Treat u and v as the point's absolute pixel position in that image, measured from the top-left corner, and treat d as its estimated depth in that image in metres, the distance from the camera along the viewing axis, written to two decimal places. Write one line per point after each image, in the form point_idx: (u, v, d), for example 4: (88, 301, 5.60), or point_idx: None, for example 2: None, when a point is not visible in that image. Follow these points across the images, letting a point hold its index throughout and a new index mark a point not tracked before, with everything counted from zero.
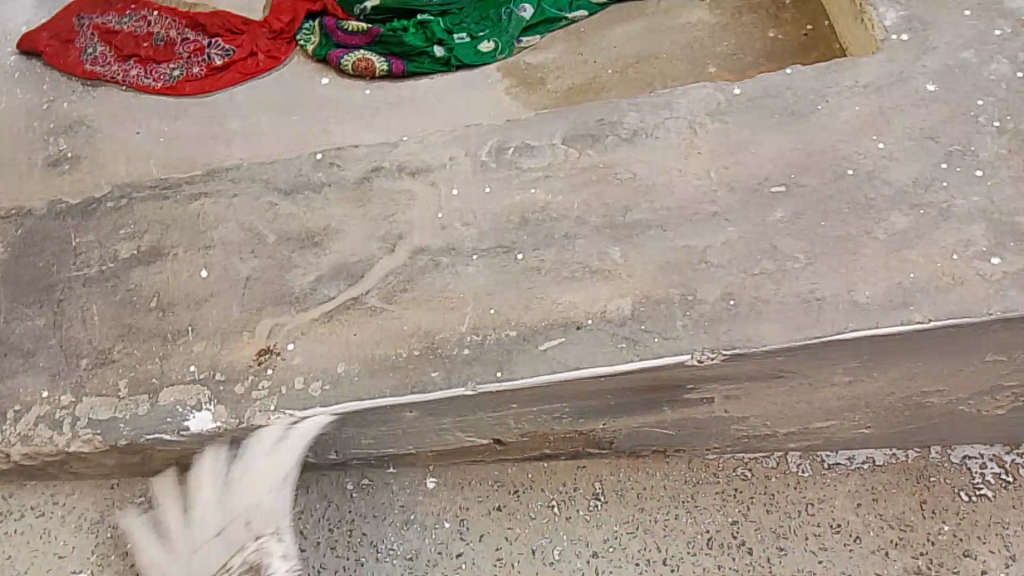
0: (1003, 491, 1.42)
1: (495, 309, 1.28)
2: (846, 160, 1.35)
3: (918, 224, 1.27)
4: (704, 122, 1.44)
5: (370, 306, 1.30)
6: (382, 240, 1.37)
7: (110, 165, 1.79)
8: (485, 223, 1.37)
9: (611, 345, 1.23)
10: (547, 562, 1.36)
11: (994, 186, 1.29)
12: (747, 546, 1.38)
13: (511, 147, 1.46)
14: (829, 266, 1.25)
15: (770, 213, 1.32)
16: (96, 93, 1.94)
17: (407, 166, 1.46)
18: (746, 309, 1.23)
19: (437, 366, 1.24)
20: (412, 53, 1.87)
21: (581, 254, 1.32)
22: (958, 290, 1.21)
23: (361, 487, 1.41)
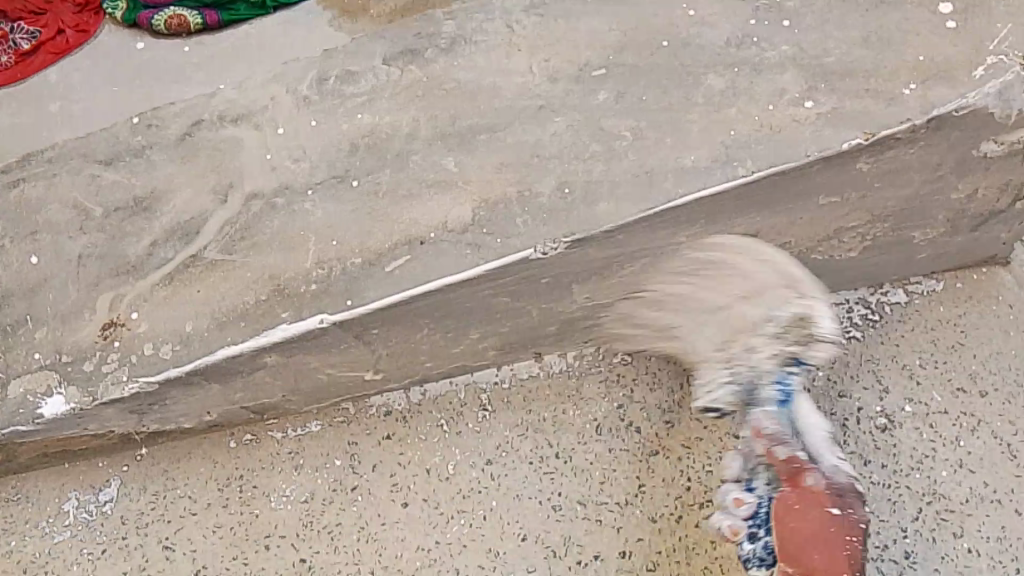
0: (871, 330, 1.52)
1: (338, 241, 1.26)
2: (661, 32, 1.36)
3: (734, 81, 1.29)
4: (520, 17, 1.43)
5: (210, 261, 1.28)
6: (214, 192, 1.34)
7: None
8: (316, 157, 1.34)
9: (455, 253, 1.23)
10: (443, 477, 1.40)
11: (801, 32, 1.32)
12: (636, 426, 1.44)
13: (332, 76, 1.42)
14: (655, 138, 1.27)
15: (594, 95, 1.32)
16: None
17: (228, 113, 1.41)
18: (581, 195, 1.25)
19: (287, 307, 1.23)
20: (227, 1, 1.81)
21: (415, 170, 1.30)
22: (776, 138, 1.24)
23: (244, 443, 1.41)
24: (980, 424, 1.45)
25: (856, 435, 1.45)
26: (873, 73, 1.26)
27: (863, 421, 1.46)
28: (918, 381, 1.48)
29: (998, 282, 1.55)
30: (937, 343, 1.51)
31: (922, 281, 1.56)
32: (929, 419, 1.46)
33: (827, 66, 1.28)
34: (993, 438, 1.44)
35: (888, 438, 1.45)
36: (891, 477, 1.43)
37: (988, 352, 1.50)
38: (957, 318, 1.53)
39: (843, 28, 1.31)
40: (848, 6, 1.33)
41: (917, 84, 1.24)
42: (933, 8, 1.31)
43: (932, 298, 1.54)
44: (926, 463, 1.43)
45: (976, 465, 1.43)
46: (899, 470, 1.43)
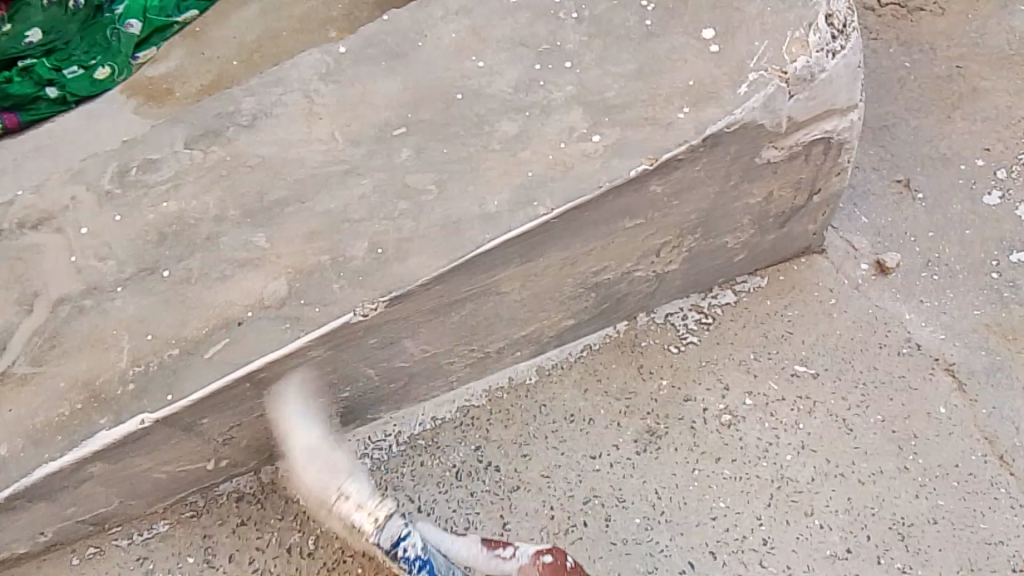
0: (706, 333, 1.60)
1: (152, 335, 1.23)
2: (453, 86, 1.41)
3: (525, 125, 1.35)
4: (317, 87, 1.45)
5: (19, 375, 1.23)
6: (18, 302, 1.29)
7: None
8: (123, 252, 1.31)
9: (274, 328, 1.23)
10: (304, 555, 1.36)
11: (581, 71, 1.40)
12: (494, 466, 1.47)
13: (132, 167, 1.40)
14: (458, 187, 1.31)
15: (395, 154, 1.35)
16: None
17: (27, 220, 1.38)
18: (393, 252, 1.27)
19: (104, 411, 1.19)
20: (26, 102, 1.79)
21: (226, 251, 1.30)
22: (569, 174, 1.30)
23: (87, 557, 1.36)
24: (816, 405, 1.52)
25: (704, 435, 1.50)
26: (649, 101, 1.35)
27: (709, 421, 1.51)
28: (755, 375, 1.55)
29: (818, 269, 1.67)
30: (768, 335, 1.60)
31: (746, 279, 1.65)
32: (770, 408, 1.52)
33: (609, 100, 1.36)
34: (830, 416, 1.51)
35: (735, 433, 1.50)
36: (742, 470, 1.47)
37: (814, 337, 1.59)
38: (784, 308, 1.62)
39: (619, 63, 1.39)
40: (622, 42, 1.42)
41: (690, 107, 1.33)
42: (697, 34, 1.41)
43: (758, 293, 1.64)
44: (772, 450, 1.49)
45: (817, 444, 1.49)
46: (748, 462, 1.47)
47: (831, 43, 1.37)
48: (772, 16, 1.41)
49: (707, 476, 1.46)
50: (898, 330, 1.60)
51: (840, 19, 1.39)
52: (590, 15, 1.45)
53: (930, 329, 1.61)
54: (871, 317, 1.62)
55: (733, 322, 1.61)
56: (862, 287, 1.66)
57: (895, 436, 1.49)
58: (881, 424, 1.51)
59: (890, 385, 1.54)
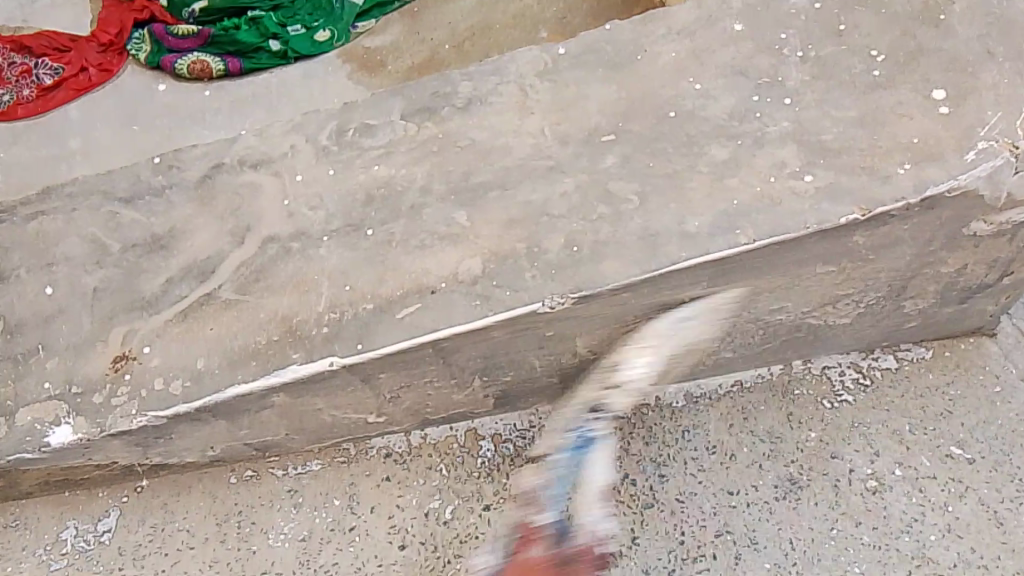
0: (862, 395, 1.58)
1: (350, 287, 1.30)
2: (667, 103, 1.43)
3: (735, 154, 1.36)
4: (533, 83, 1.50)
5: (224, 300, 1.31)
6: (231, 233, 1.38)
7: None
8: (332, 205, 1.39)
9: (465, 303, 1.27)
10: (441, 521, 1.43)
11: (800, 109, 1.39)
12: (631, 479, 1.50)
13: (351, 129, 1.48)
14: (660, 202, 1.33)
15: (602, 159, 1.38)
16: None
17: (249, 159, 1.46)
18: (588, 252, 1.30)
19: (298, 348, 1.26)
20: (249, 50, 1.94)
21: (428, 222, 1.35)
22: (774, 209, 1.30)
23: (244, 479, 1.46)
24: (967, 490, 1.47)
25: (847, 497, 1.48)
26: (868, 151, 1.33)
27: (854, 483, 1.49)
28: (907, 447, 1.52)
29: (986, 353, 1.62)
30: (926, 410, 1.56)
31: (910, 349, 1.62)
32: (918, 484, 1.48)
33: (825, 142, 1.35)
34: (980, 505, 1.46)
35: (878, 500, 1.47)
36: (880, 540, 1.43)
37: (974, 422, 1.54)
38: (945, 385, 1.58)
39: (840, 108, 1.38)
40: (844, 89, 1.40)
41: (912, 164, 1.31)
42: (926, 93, 1.38)
43: (921, 364, 1.61)
44: (915, 526, 1.44)
45: (964, 530, 1.44)
46: (887, 533, 1.44)
47: None
48: (1009, 87, 1.37)
49: (843, 538, 1.44)
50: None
51: None
52: (816, 57, 1.45)
53: None
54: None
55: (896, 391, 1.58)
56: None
57: None
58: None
59: None
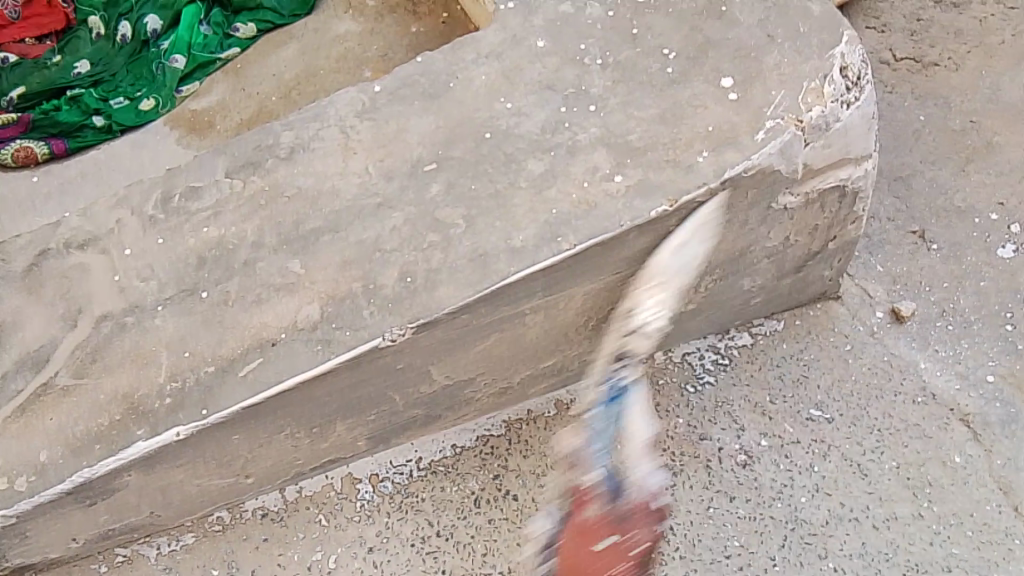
0: (722, 374, 1.65)
1: (190, 352, 1.30)
2: (484, 125, 1.48)
3: (552, 165, 1.42)
4: (354, 123, 1.51)
5: (62, 387, 1.30)
6: (63, 319, 1.36)
7: None
8: (164, 273, 1.38)
9: (307, 350, 1.29)
10: (327, 571, 1.45)
11: (606, 115, 1.46)
12: (513, 494, 1.53)
13: (176, 194, 1.47)
14: (486, 221, 1.38)
15: (427, 188, 1.42)
16: None
17: (74, 240, 1.44)
18: (422, 280, 1.34)
19: (142, 423, 1.26)
20: (73, 130, 1.90)
21: (262, 276, 1.36)
22: (591, 212, 1.37)
23: (115, 565, 1.43)
24: (830, 449, 1.58)
25: (719, 474, 1.56)
26: (671, 146, 1.42)
27: (724, 460, 1.57)
28: (770, 417, 1.61)
29: (833, 314, 1.72)
30: (784, 379, 1.65)
31: (763, 322, 1.71)
32: (785, 450, 1.58)
33: (632, 142, 1.43)
34: (844, 460, 1.57)
35: (750, 473, 1.56)
36: (756, 510, 1.52)
37: (829, 382, 1.64)
38: (800, 352, 1.68)
39: (642, 108, 1.46)
40: (645, 89, 1.48)
41: (709, 151, 1.41)
42: (717, 83, 1.48)
43: (774, 337, 1.69)
44: (786, 491, 1.54)
45: (833, 488, 1.54)
46: (761, 501, 1.53)
47: (846, 94, 1.45)
48: (790, 67, 1.48)
49: (721, 514, 1.52)
50: (913, 378, 1.65)
51: (854, 72, 1.47)
52: (615, 63, 1.52)
53: (945, 379, 1.65)
54: (887, 365, 1.66)
55: (754, 367, 1.66)
56: (878, 333, 1.70)
57: (910, 483, 1.54)
58: (896, 471, 1.56)
59: (905, 432, 1.59)
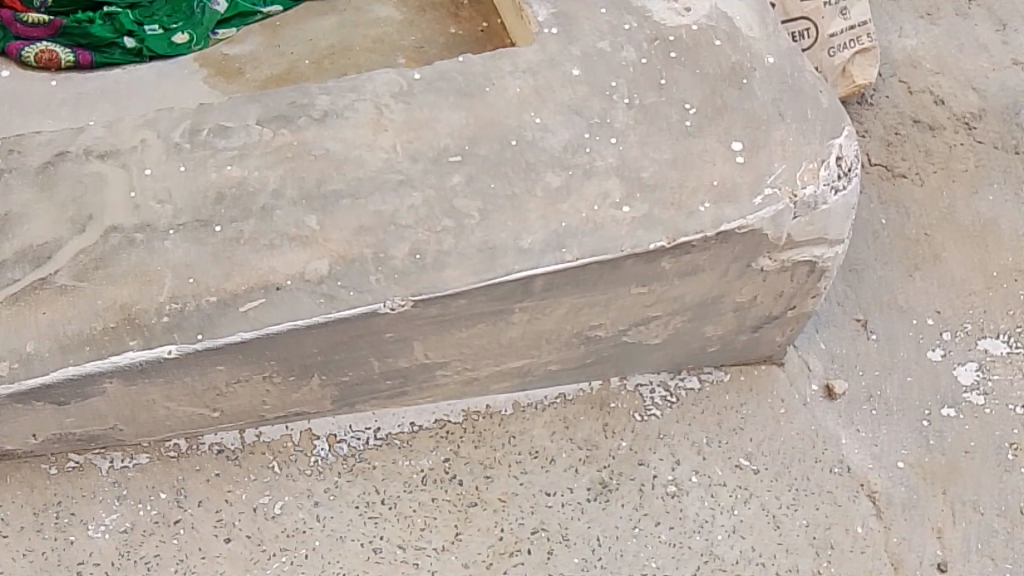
0: (669, 410, 1.77)
1: (195, 280, 1.34)
2: (511, 132, 1.57)
3: (568, 182, 1.52)
4: (388, 102, 1.58)
5: (60, 286, 1.32)
6: (71, 221, 1.38)
7: None
8: (181, 200, 1.42)
9: (310, 301, 1.35)
10: (269, 516, 1.51)
11: (624, 148, 1.58)
12: (458, 479, 1.62)
13: (205, 129, 1.50)
14: (500, 220, 1.46)
15: (449, 178, 1.50)
16: None
17: (94, 149, 1.46)
18: (431, 261, 1.41)
19: (135, 335, 1.29)
20: (102, 45, 1.93)
21: (278, 224, 1.41)
22: (598, 232, 1.47)
23: (65, 471, 1.49)
24: (751, 496, 1.70)
25: (649, 499, 1.67)
26: (679, 189, 1.54)
27: (656, 487, 1.68)
28: (704, 456, 1.73)
29: (774, 378, 1.86)
30: (721, 425, 1.77)
31: (712, 371, 1.83)
32: (711, 489, 1.69)
33: (644, 178, 1.55)
34: (761, 509, 1.69)
35: (676, 504, 1.67)
36: (676, 538, 1.64)
37: (760, 437, 1.77)
38: (739, 405, 1.80)
39: (658, 151, 1.58)
40: (663, 134, 1.61)
41: (711, 203, 1.53)
42: (727, 143, 1.61)
43: (719, 385, 1.82)
44: (705, 526, 1.66)
45: (746, 531, 1.66)
46: (682, 531, 1.64)
47: (836, 180, 1.59)
48: (794, 145, 1.62)
49: (645, 536, 1.63)
50: (834, 449, 1.77)
51: (847, 163, 1.62)
52: (640, 104, 1.64)
53: (861, 457, 1.77)
54: (818, 434, 1.79)
55: (702, 409, 1.78)
56: (809, 404, 1.83)
57: (815, 541, 1.66)
58: (805, 527, 1.67)
59: (818, 496, 1.71)
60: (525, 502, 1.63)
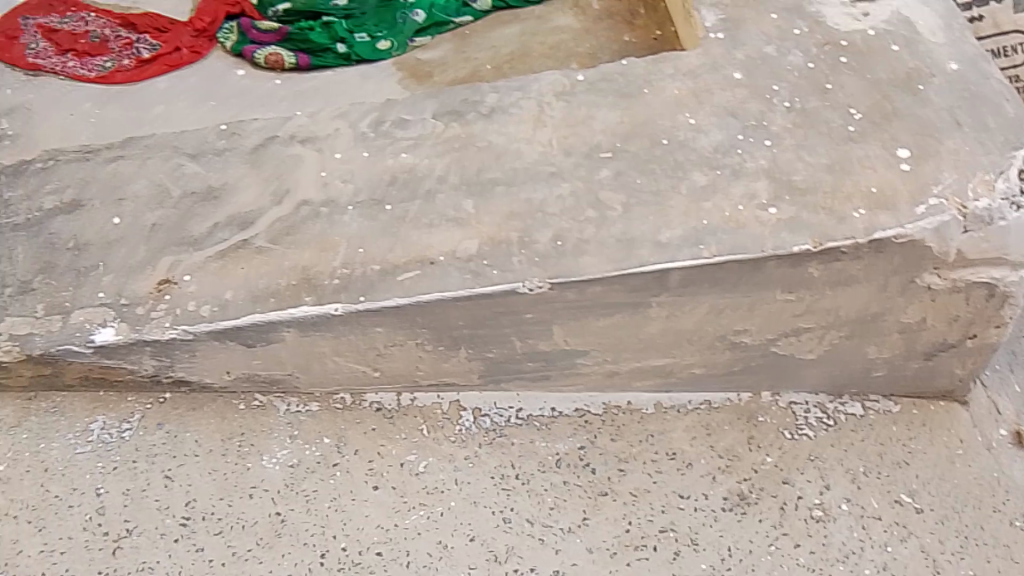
0: (823, 432, 1.71)
1: (364, 250, 1.52)
2: (663, 132, 1.62)
3: (715, 181, 1.55)
4: (551, 101, 1.71)
5: (257, 247, 1.55)
6: (272, 194, 1.62)
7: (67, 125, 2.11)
8: (361, 181, 1.61)
9: (458, 276, 1.48)
10: (414, 473, 1.61)
11: (778, 151, 1.57)
12: (591, 467, 1.64)
13: (387, 121, 1.71)
14: (642, 213, 1.52)
15: (598, 172, 1.58)
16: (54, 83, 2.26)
17: (298, 135, 1.71)
18: (571, 247, 1.49)
19: (310, 293, 1.49)
20: (319, 50, 2.24)
21: (439, 206, 1.56)
22: (740, 231, 1.48)
23: (251, 407, 1.66)
24: (909, 535, 1.56)
25: (791, 518, 1.58)
26: (829, 193, 1.51)
27: (800, 508, 1.59)
28: (858, 485, 1.63)
29: (953, 417, 1.74)
30: (883, 458, 1.67)
31: (878, 400, 1.76)
32: (862, 521, 1.58)
33: (795, 181, 1.53)
34: (920, 550, 1.54)
35: (821, 528, 1.57)
36: (816, 563, 1.53)
37: (928, 476, 1.64)
38: (907, 438, 1.70)
39: (814, 154, 1.56)
40: (821, 138, 1.58)
41: (866, 209, 1.48)
42: (892, 150, 1.55)
43: (886, 415, 1.74)
44: (852, 558, 1.53)
45: (899, 570, 1.52)
46: (825, 557, 1.53)
47: (1017, 196, 1.49)
48: (968, 155, 1.53)
49: (783, 555, 1.54)
50: (1018, 502, 1.61)
51: None
52: (801, 108, 1.63)
53: None
54: (993, 480, 1.64)
55: (858, 433, 1.71)
56: (994, 449, 1.69)
57: None
58: None
59: (991, 548, 1.55)
60: (656, 499, 1.60)
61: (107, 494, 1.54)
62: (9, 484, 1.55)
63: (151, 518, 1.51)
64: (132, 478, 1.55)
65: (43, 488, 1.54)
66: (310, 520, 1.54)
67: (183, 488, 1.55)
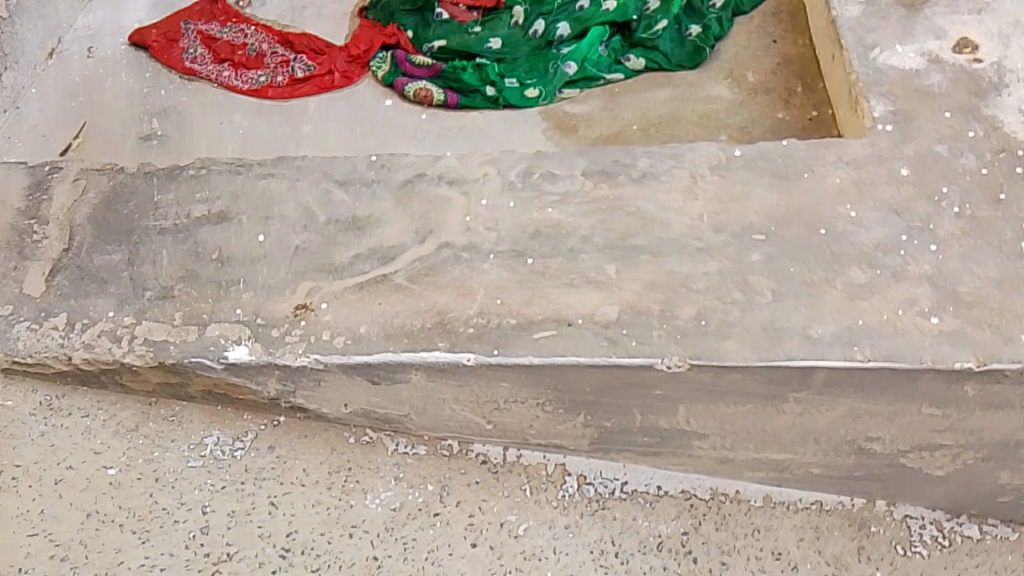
0: (937, 552, 1.59)
1: (502, 300, 1.51)
2: (821, 221, 1.56)
3: (873, 280, 1.48)
4: (704, 173, 1.66)
5: (396, 283, 1.55)
6: (415, 232, 1.62)
7: (219, 136, 2.30)
8: (504, 231, 1.60)
9: (594, 341, 1.45)
10: (513, 534, 1.57)
11: (943, 258, 1.50)
12: (693, 555, 1.56)
13: (537, 172, 1.69)
14: (792, 303, 1.46)
15: (748, 254, 1.53)
16: (210, 91, 2.42)
17: (446, 175, 1.70)
18: (714, 327, 1.44)
19: (444, 338, 1.48)
20: (468, 90, 2.34)
21: (581, 266, 1.54)
22: (896, 337, 1.41)
23: (361, 442, 1.63)
24: None
25: None
26: (998, 311, 1.43)
27: None
28: None
29: None
30: None
31: (997, 524, 1.63)
32: None
33: (960, 292, 1.46)
34: None
35: None
36: None
37: None
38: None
39: (982, 266, 1.48)
40: (991, 250, 1.50)
41: None
42: None
43: (1003, 542, 1.61)
44: None
45: None
46: None
47: None
48: None
49: None
50: None
51: None
52: (971, 215, 1.55)
53: None
54: None
55: (973, 559, 1.58)
56: None
57: None
58: None
59: None
60: None
61: (212, 514, 1.54)
62: (119, 489, 1.55)
63: (253, 545, 1.51)
64: (237, 500, 1.55)
65: (152, 498, 1.54)
66: (406, 568, 1.52)
67: (286, 516, 1.54)
